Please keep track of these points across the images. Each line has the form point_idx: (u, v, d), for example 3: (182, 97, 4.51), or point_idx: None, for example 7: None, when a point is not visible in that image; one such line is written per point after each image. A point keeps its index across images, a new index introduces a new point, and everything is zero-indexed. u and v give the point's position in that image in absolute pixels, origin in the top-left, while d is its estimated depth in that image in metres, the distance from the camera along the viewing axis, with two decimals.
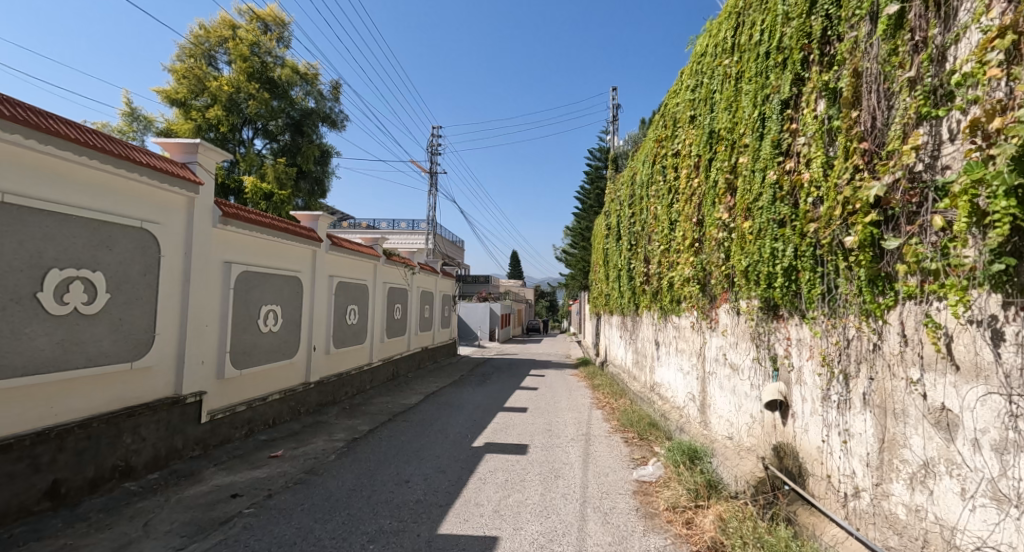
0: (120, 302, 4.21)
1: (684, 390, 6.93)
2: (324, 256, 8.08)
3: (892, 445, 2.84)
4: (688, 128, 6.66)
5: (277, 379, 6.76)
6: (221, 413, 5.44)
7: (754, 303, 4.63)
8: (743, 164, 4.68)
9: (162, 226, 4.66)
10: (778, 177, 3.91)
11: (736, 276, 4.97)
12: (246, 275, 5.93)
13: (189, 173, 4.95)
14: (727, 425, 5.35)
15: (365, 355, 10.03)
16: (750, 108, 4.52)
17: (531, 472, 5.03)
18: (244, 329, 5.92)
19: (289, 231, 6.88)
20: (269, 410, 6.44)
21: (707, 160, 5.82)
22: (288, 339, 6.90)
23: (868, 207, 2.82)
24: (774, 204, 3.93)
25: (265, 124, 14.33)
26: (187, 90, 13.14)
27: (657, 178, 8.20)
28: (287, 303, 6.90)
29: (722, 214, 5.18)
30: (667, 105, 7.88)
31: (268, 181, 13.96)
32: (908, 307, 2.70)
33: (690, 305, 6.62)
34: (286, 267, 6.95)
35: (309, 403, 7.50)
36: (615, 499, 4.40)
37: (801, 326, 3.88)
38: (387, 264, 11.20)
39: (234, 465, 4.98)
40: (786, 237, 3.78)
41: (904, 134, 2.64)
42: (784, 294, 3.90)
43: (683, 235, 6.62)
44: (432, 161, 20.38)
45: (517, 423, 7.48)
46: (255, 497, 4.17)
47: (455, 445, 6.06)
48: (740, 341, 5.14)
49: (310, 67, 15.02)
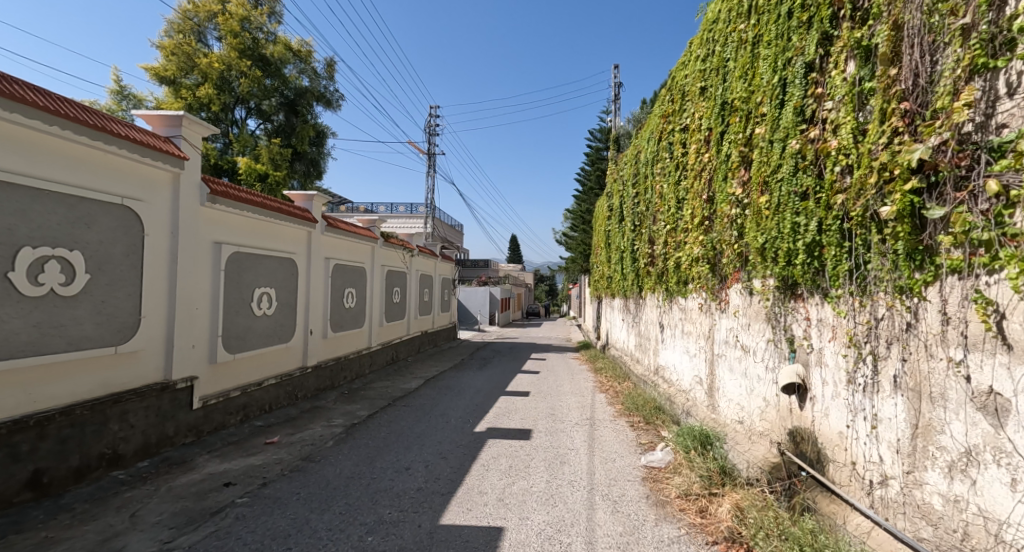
0: (102, 283, 3.98)
1: (691, 373, 6.75)
2: (320, 237, 7.84)
3: (928, 431, 2.67)
4: (697, 100, 6.38)
5: (274, 363, 6.56)
6: (214, 399, 5.24)
7: (770, 282, 4.42)
8: (760, 135, 4.44)
9: (146, 203, 4.40)
10: (801, 146, 3.68)
11: (750, 255, 4.76)
12: (237, 256, 5.69)
13: (173, 147, 4.67)
14: (738, 410, 5.17)
15: (364, 339, 9.84)
16: (768, 74, 4.27)
17: (536, 458, 4.86)
18: (236, 313, 5.69)
19: (282, 211, 6.61)
20: (265, 395, 6.25)
21: (718, 133, 5.58)
22: (283, 323, 6.68)
23: (908, 173, 2.61)
24: (796, 175, 3.72)
25: (258, 103, 13.96)
26: (177, 68, 12.73)
27: (663, 155, 7.94)
28: (282, 285, 6.67)
29: (735, 189, 4.95)
30: (674, 78, 7.58)
31: (261, 162, 13.60)
32: (951, 282, 2.50)
33: (698, 285, 6.40)
34: (280, 248, 6.71)
35: (307, 388, 7.32)
36: (624, 486, 4.23)
37: (823, 306, 3.68)
38: (386, 246, 10.96)
39: (229, 452, 4.80)
40: (809, 211, 3.56)
41: (956, 89, 2.42)
42: (806, 271, 3.70)
43: (691, 213, 6.39)
44: (429, 142, 19.96)
45: (519, 407, 7.32)
46: (249, 486, 3.99)
47: (457, 430, 5.90)
48: (753, 322, 4.94)
49: (304, 44, 14.59)
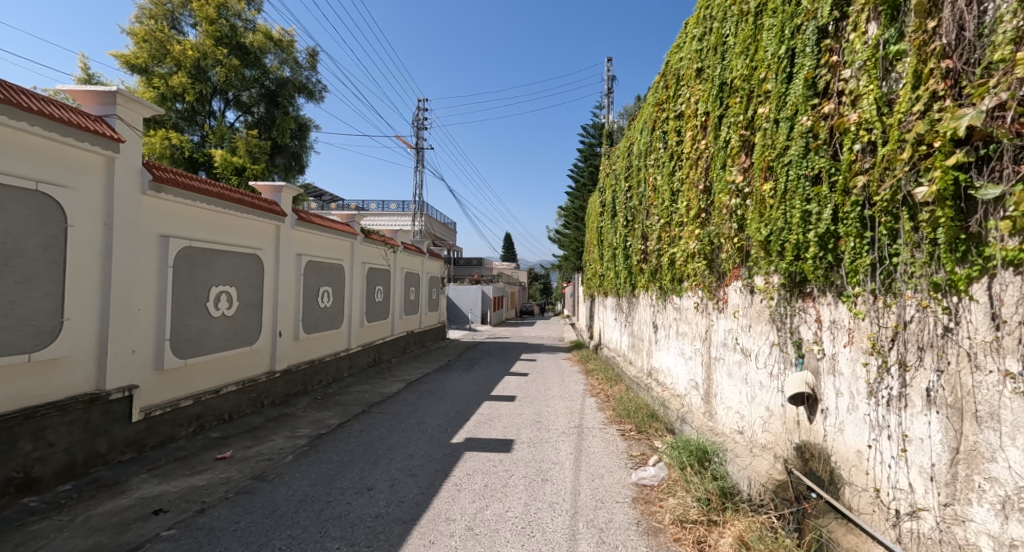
0: (10, 282, 3.49)
1: (687, 378, 6.30)
2: (290, 232, 7.33)
3: (972, 457, 2.24)
4: (694, 84, 5.92)
5: (234, 368, 6.04)
6: (159, 410, 4.71)
7: (775, 280, 3.97)
8: (765, 115, 3.98)
9: (71, 189, 3.90)
10: (812, 123, 3.23)
11: (751, 249, 4.32)
12: (189, 252, 5.16)
13: (105, 127, 4.16)
14: (737, 419, 4.74)
15: (342, 341, 9.34)
16: (774, 46, 3.82)
17: (515, 476, 4.38)
18: (188, 314, 5.17)
19: (245, 203, 6.09)
20: (223, 404, 5.72)
21: (716, 117, 5.13)
22: (245, 324, 6.16)
23: (950, 145, 2.18)
24: (807, 157, 3.27)
25: (237, 94, 13.48)
26: (149, 56, 12.11)
27: (657, 145, 7.47)
28: (245, 284, 6.14)
29: (735, 176, 4.51)
30: (668, 63, 7.12)
31: (238, 155, 13.01)
32: (1007, 278, 2.06)
33: (694, 283, 5.94)
34: (243, 244, 6.19)
35: (274, 394, 6.81)
36: (611, 510, 3.77)
37: (837, 305, 3.24)
38: (367, 242, 10.45)
39: (171, 470, 4.29)
40: (822, 197, 3.11)
41: (1018, 37, 1.98)
42: (816, 267, 3.25)
43: (686, 205, 5.94)
44: (418, 136, 19.39)
45: (503, 414, 6.84)
46: (183, 514, 3.49)
47: (432, 441, 5.42)
48: (754, 324, 4.49)
49: (285, 34, 14.01)
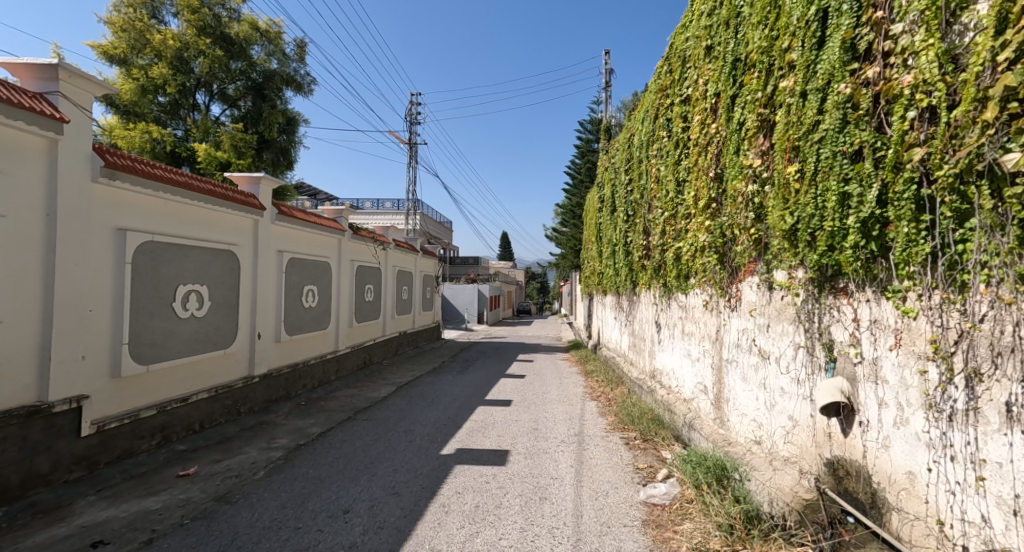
0: None
1: (693, 381, 5.88)
2: (270, 227, 6.84)
3: None
4: (702, 64, 5.48)
5: (207, 374, 5.56)
6: (116, 421, 4.23)
7: (801, 274, 3.54)
8: (788, 89, 3.55)
9: (4, 174, 3.44)
10: (851, 91, 2.80)
11: (772, 239, 3.89)
12: (152, 247, 4.69)
13: (46, 105, 3.69)
14: (754, 428, 4.31)
15: (329, 342, 8.88)
16: (799, 10, 3.39)
17: (510, 495, 3.93)
18: (151, 315, 4.69)
19: (219, 195, 5.61)
20: (194, 413, 5.23)
21: (729, 97, 4.69)
22: (218, 326, 5.68)
23: None
24: (844, 130, 2.84)
25: (221, 87, 12.95)
26: (128, 46, 11.55)
27: (660, 134, 7.04)
28: (217, 281, 5.66)
29: (753, 160, 4.08)
30: (673, 45, 6.68)
31: (223, 150, 12.48)
32: None
33: (703, 280, 5.49)
34: (217, 239, 5.71)
35: (252, 400, 6.32)
36: (619, 537, 3.34)
37: (880, 302, 2.81)
38: (356, 239, 9.98)
39: (125, 490, 3.82)
40: (864, 176, 2.67)
41: None
42: (855, 258, 2.82)
43: (693, 195, 5.50)
44: (411, 131, 18.89)
45: (498, 420, 6.39)
46: (127, 546, 3.03)
47: (420, 453, 4.95)
48: (774, 323, 4.06)
49: (272, 24, 13.49)
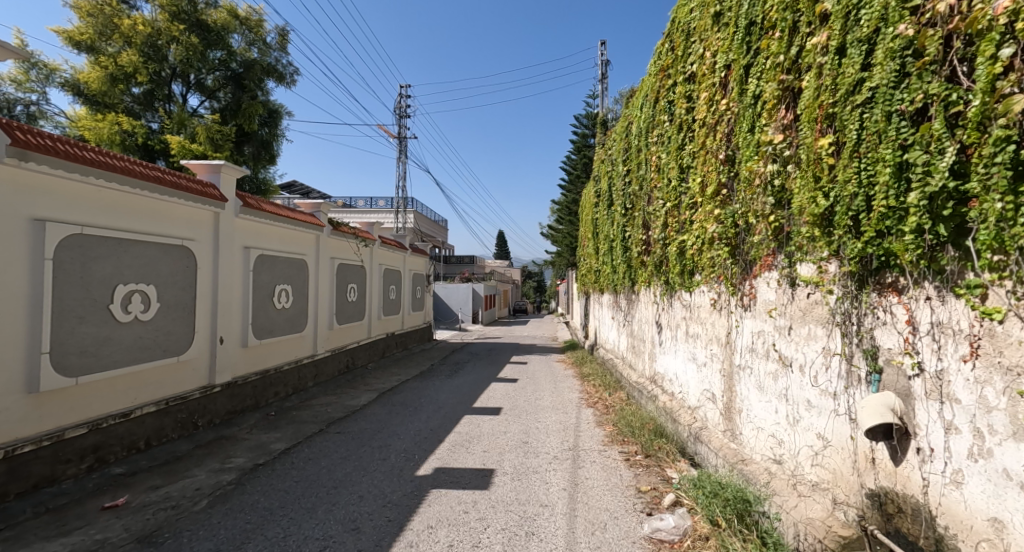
0: None
1: (699, 387, 5.33)
2: (234, 220, 6.20)
3: None
4: (710, 34, 4.89)
5: (155, 385, 4.93)
6: (31, 444, 3.66)
7: (834, 267, 2.96)
8: (818, 46, 2.95)
9: None
10: (914, 33, 2.22)
11: (796, 225, 3.30)
12: (80, 241, 4.09)
13: None
14: (773, 445, 3.71)
15: (305, 346, 8.26)
16: None
17: (490, 530, 3.34)
18: (80, 320, 4.09)
19: (170, 183, 4.99)
20: (137, 430, 4.61)
21: (742, 66, 4.11)
22: (169, 330, 5.06)
23: None
24: (903, 84, 2.27)
25: (199, 77, 12.27)
26: (95, 32, 10.87)
27: (661, 119, 6.44)
28: (167, 281, 5.03)
29: (772, 136, 3.49)
30: (675, 20, 6.10)
31: (198, 143, 11.65)
32: None
33: (711, 276, 4.90)
34: (170, 232, 5.09)
35: (212, 412, 5.70)
36: None
37: (947, 301, 2.23)
38: (336, 235, 9.33)
39: (30, 530, 3.20)
40: (932, 139, 2.10)
41: None
42: (915, 244, 2.24)
43: (701, 180, 4.90)
44: (400, 125, 18.23)
45: (485, 432, 5.80)
46: None
47: (391, 475, 4.33)
48: (797, 325, 3.47)
49: (253, 12, 12.74)
